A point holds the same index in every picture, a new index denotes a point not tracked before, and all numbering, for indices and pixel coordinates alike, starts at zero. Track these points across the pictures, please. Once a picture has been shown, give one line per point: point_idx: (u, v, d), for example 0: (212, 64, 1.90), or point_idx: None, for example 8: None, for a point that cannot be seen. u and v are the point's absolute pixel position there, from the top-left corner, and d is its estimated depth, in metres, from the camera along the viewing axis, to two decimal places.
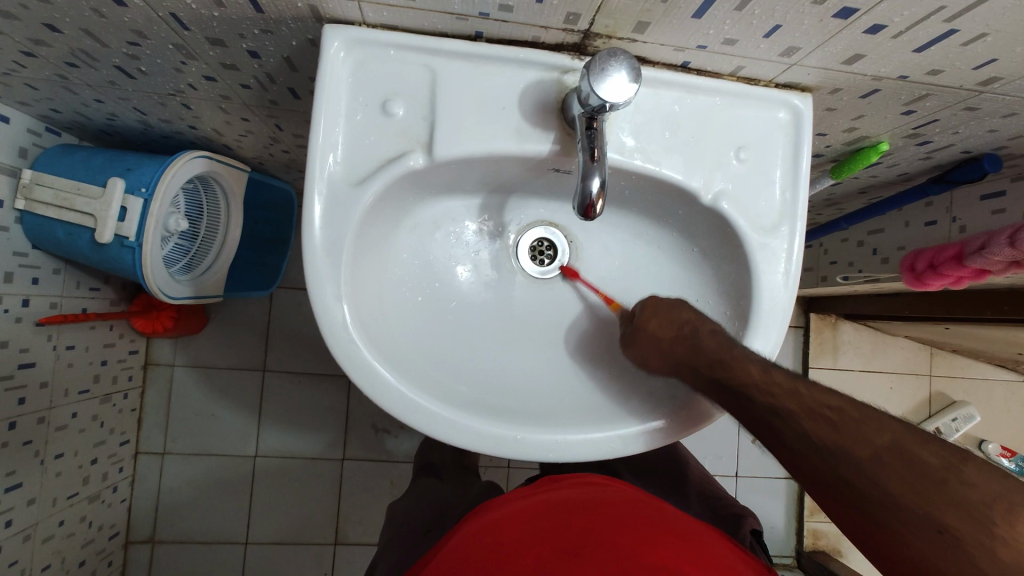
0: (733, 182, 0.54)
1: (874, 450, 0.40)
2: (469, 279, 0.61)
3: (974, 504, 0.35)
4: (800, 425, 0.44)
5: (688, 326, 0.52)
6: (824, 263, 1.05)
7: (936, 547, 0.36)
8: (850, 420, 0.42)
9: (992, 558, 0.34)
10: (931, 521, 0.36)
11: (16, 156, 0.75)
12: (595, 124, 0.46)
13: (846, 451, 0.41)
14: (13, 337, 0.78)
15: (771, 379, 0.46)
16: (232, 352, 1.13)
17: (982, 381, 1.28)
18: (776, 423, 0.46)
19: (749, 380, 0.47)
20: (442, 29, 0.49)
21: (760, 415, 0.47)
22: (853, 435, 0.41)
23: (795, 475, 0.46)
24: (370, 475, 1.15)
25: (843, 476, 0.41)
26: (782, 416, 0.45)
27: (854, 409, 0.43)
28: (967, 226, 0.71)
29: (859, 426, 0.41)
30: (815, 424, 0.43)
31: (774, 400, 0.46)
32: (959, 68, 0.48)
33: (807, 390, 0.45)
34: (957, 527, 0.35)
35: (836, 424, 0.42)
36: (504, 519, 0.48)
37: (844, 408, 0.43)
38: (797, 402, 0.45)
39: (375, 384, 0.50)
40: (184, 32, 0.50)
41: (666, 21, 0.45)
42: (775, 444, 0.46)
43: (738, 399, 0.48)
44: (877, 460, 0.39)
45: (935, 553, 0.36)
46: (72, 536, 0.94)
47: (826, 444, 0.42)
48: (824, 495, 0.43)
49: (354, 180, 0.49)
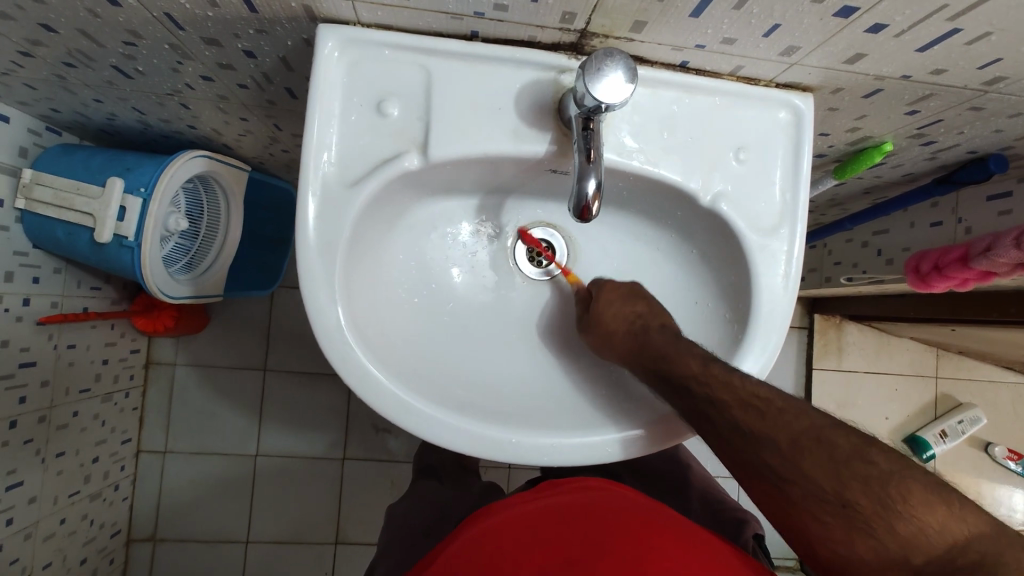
0: (732, 183, 0.53)
1: (795, 437, 0.43)
2: (465, 281, 0.60)
3: (875, 481, 0.40)
4: (733, 416, 0.46)
5: (638, 320, 0.54)
6: (827, 264, 1.04)
7: (841, 521, 0.40)
8: (777, 409, 0.45)
9: (891, 532, 0.38)
10: (838, 499, 0.40)
11: (16, 156, 0.75)
12: (592, 125, 0.45)
13: (771, 438, 0.43)
14: (14, 336, 0.78)
15: (710, 372, 0.48)
16: (232, 352, 1.13)
17: (988, 382, 1.27)
18: (710, 414, 0.47)
19: (689, 373, 0.48)
20: (437, 28, 0.49)
21: (695, 406, 0.48)
22: (778, 425, 0.44)
23: (722, 462, 0.48)
24: (370, 476, 1.15)
25: (767, 462, 0.43)
26: (717, 406, 0.46)
27: (780, 400, 0.45)
28: (973, 227, 0.70)
29: (783, 416, 0.44)
30: (746, 413, 0.45)
31: (711, 392, 0.47)
32: (963, 68, 0.47)
33: (739, 380, 0.47)
34: (863, 505, 0.39)
35: (763, 412, 0.45)
36: (506, 522, 0.47)
37: (771, 399, 0.45)
38: (733, 394, 0.46)
39: (369, 386, 0.49)
40: (179, 32, 0.50)
41: (664, 21, 0.45)
42: (709, 434, 0.47)
43: (681, 392, 0.49)
44: (797, 444, 0.42)
45: (840, 527, 0.40)
46: (74, 534, 0.95)
47: (755, 431, 0.44)
48: (745, 477, 0.46)
49: (348, 181, 0.49)
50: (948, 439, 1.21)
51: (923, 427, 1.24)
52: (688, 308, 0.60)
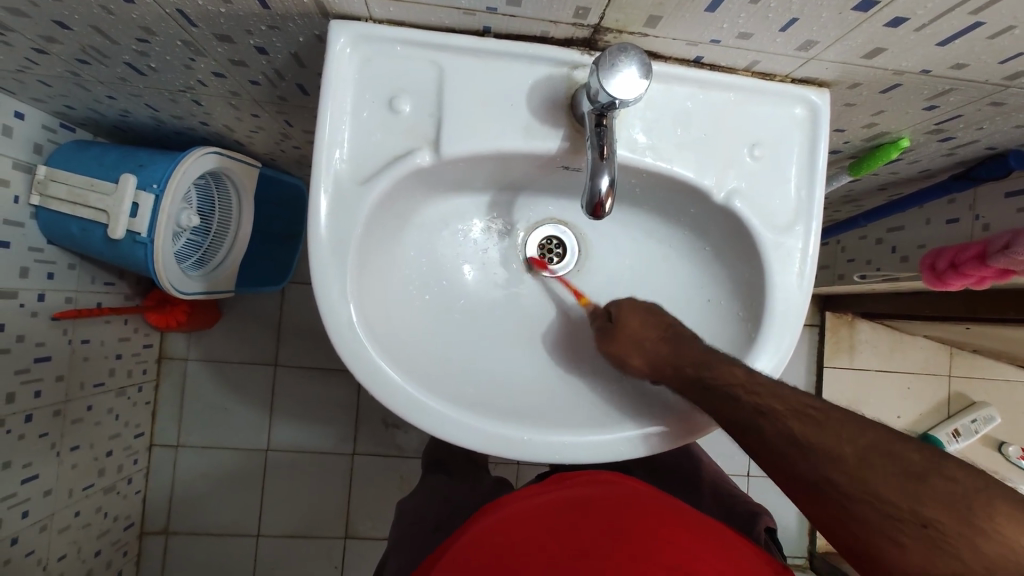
0: (746, 180, 0.53)
1: (861, 451, 0.40)
2: (475, 278, 0.60)
3: (954, 496, 0.37)
4: (785, 426, 0.44)
5: (669, 326, 0.54)
6: (840, 262, 1.03)
7: (921, 542, 0.37)
8: (833, 420, 0.43)
9: (974, 551, 0.35)
10: (916, 517, 0.37)
11: (30, 152, 0.76)
12: (605, 121, 0.45)
13: (833, 451, 0.41)
14: (30, 331, 0.79)
15: (756, 381, 0.47)
16: (244, 345, 1.14)
17: (1005, 381, 1.25)
18: (761, 424, 0.45)
19: (735, 380, 0.48)
20: (449, 24, 0.48)
21: (743, 417, 0.46)
22: (838, 436, 0.42)
23: (772, 476, 0.46)
24: (382, 470, 1.16)
25: (827, 476, 0.41)
26: (768, 417, 0.45)
27: (837, 411, 0.44)
28: (990, 224, 0.68)
29: (843, 427, 0.42)
30: (799, 424, 0.44)
31: (758, 400, 0.46)
32: (985, 61, 0.46)
33: (790, 391, 0.46)
34: (943, 522, 0.36)
35: (820, 423, 0.43)
36: (518, 517, 0.47)
37: (828, 409, 0.44)
38: (782, 402, 0.45)
39: (382, 383, 0.49)
40: (193, 29, 0.50)
41: (679, 15, 0.44)
42: (757, 445, 0.46)
43: (723, 400, 0.48)
44: (862, 457, 0.40)
45: (922, 549, 0.37)
46: (89, 527, 0.96)
47: (810, 442, 0.42)
48: (804, 495, 0.43)
49: (360, 178, 0.49)
50: (961, 438, 1.20)
51: (937, 425, 1.23)
52: (700, 306, 0.60)
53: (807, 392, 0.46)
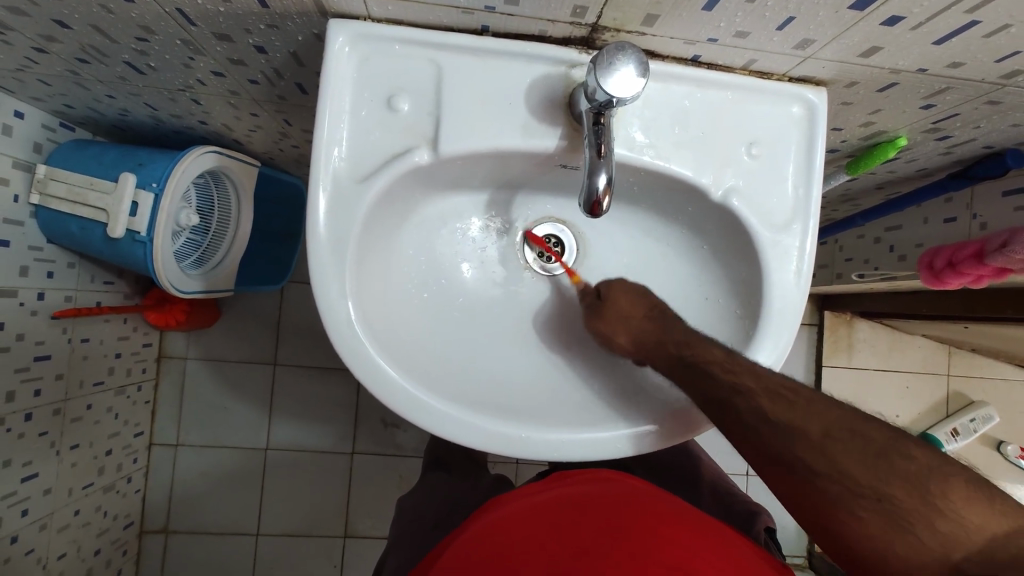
0: (744, 178, 0.53)
1: (827, 427, 0.41)
2: (474, 276, 0.60)
3: (915, 475, 0.38)
4: (759, 405, 0.44)
5: (655, 306, 0.54)
6: (839, 261, 1.03)
7: (879, 516, 0.38)
8: (804, 400, 0.44)
9: (931, 529, 0.36)
10: (873, 491, 0.38)
11: (30, 151, 0.76)
12: (603, 120, 0.45)
13: (801, 428, 0.42)
14: (30, 329, 0.79)
15: (734, 360, 0.48)
16: (244, 344, 1.14)
17: (1003, 380, 1.25)
18: (736, 403, 0.45)
19: (711, 358, 0.48)
20: (448, 23, 0.49)
21: (720, 395, 0.46)
22: (807, 414, 0.43)
23: (746, 456, 0.46)
24: (381, 469, 1.16)
25: (796, 453, 0.42)
26: (743, 396, 0.45)
27: (806, 391, 0.45)
28: (988, 223, 0.69)
29: (811, 405, 0.43)
30: (774, 403, 0.44)
31: (734, 377, 0.46)
32: (982, 60, 0.46)
33: (765, 372, 0.47)
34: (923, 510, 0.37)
35: (790, 402, 0.44)
36: (517, 516, 0.47)
37: (798, 389, 0.45)
38: (756, 381, 0.46)
39: (381, 381, 0.49)
40: (191, 28, 0.50)
41: (676, 14, 0.44)
42: (733, 425, 0.46)
43: (701, 377, 0.48)
44: (829, 435, 0.41)
45: (878, 523, 0.38)
46: (88, 526, 0.97)
47: (783, 421, 0.43)
48: (774, 474, 0.43)
49: (359, 176, 0.49)
50: (960, 437, 1.20)
51: (936, 424, 1.23)
52: (698, 304, 0.60)
53: (781, 373, 0.47)
